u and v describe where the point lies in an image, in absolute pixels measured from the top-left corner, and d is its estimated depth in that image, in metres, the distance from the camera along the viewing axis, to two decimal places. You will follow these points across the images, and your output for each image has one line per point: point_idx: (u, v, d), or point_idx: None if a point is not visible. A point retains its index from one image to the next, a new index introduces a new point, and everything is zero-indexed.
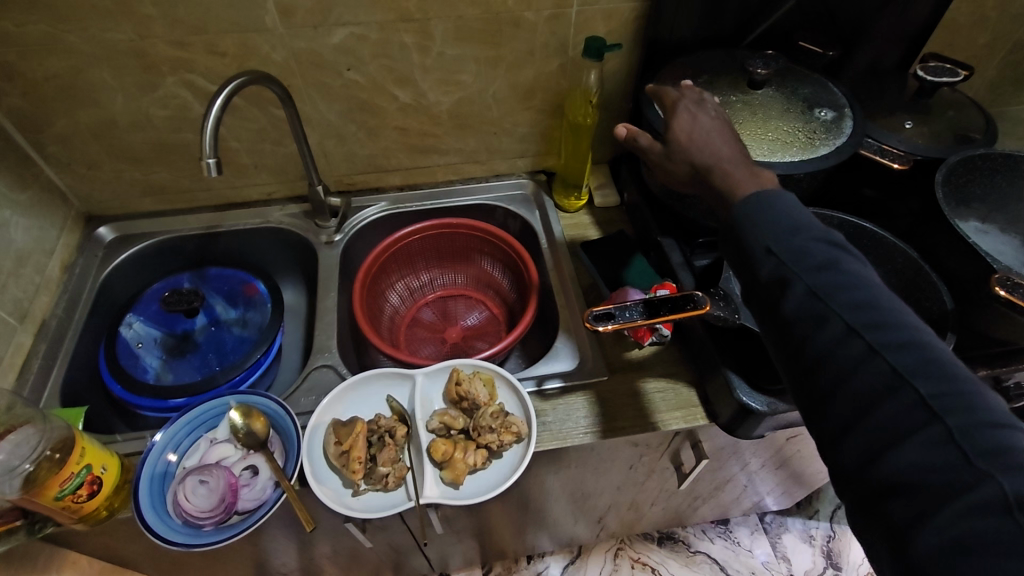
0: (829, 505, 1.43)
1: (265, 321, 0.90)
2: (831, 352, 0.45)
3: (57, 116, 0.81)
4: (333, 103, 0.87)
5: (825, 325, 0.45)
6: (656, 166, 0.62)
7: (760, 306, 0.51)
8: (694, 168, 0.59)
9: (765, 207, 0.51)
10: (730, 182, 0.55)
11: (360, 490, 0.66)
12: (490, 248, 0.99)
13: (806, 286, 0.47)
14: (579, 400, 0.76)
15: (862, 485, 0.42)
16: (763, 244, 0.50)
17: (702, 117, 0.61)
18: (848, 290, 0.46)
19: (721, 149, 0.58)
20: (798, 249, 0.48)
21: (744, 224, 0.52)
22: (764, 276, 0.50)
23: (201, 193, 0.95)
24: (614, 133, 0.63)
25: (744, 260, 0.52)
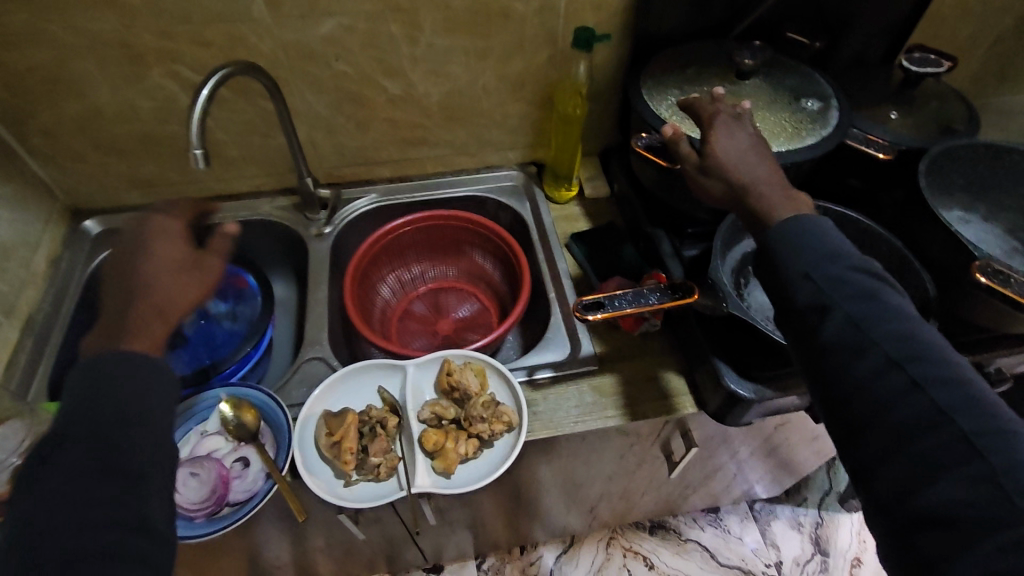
0: (817, 492, 1.45)
1: (254, 314, 0.90)
2: (871, 382, 0.46)
3: (41, 108, 0.80)
4: (322, 95, 0.87)
5: (865, 355, 0.47)
6: (690, 178, 0.63)
7: (793, 330, 0.53)
8: (729, 186, 0.60)
9: (804, 233, 0.54)
10: (767, 206, 0.57)
11: (351, 480, 0.65)
12: (481, 240, 0.99)
13: (846, 314, 0.49)
14: (570, 390, 0.77)
15: (900, 516, 0.43)
16: (802, 271, 0.52)
17: (739, 133, 0.63)
18: (887, 321, 0.48)
19: (757, 169, 0.60)
20: (836, 277, 0.50)
21: (782, 250, 0.54)
22: (801, 302, 0.51)
23: (188, 186, 0.94)
24: (664, 132, 0.65)
25: (781, 284, 0.53)
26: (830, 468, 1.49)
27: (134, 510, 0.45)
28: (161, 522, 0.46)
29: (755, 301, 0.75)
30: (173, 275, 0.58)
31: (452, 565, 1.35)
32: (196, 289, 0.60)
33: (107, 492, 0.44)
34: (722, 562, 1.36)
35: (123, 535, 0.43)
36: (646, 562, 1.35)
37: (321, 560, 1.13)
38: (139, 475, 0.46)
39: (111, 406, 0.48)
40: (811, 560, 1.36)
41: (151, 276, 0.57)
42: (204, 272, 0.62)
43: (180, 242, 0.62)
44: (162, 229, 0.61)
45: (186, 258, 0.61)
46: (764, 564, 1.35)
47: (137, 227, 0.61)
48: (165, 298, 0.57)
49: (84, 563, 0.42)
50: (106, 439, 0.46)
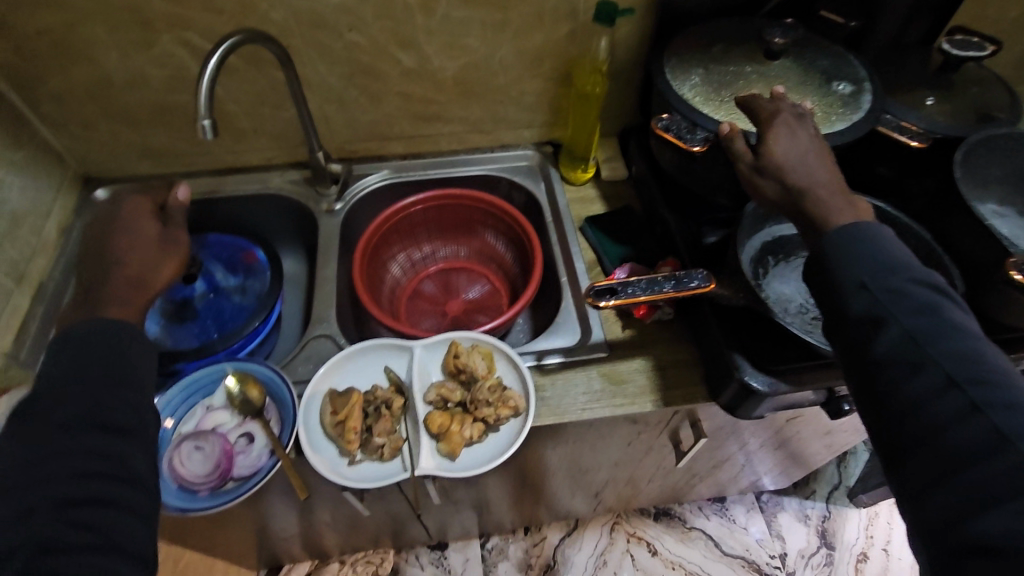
0: (825, 485, 1.44)
1: (264, 289, 0.90)
2: (928, 400, 0.46)
3: (51, 74, 0.79)
4: (334, 67, 0.85)
5: (922, 373, 0.46)
6: (742, 178, 0.60)
7: (843, 341, 0.52)
8: (786, 188, 0.58)
9: (864, 240, 0.53)
10: (825, 210, 0.55)
11: (355, 459, 0.64)
12: (494, 221, 0.97)
13: (902, 328, 0.48)
14: (578, 376, 0.75)
15: (948, 540, 0.42)
16: (857, 279, 0.51)
17: (798, 134, 0.61)
18: (947, 339, 0.47)
19: (816, 172, 0.58)
20: (896, 289, 0.49)
21: (836, 256, 0.53)
22: (855, 313, 0.51)
23: (199, 157, 0.93)
24: (720, 129, 0.63)
25: (832, 293, 0.53)
26: (840, 461, 1.47)
27: (126, 464, 0.47)
28: (150, 478, 0.48)
29: (773, 295, 0.71)
30: (145, 256, 0.59)
31: (456, 543, 1.36)
32: (168, 269, 0.60)
33: (102, 445, 0.46)
34: (727, 551, 1.35)
35: (116, 487, 0.46)
36: (649, 548, 1.36)
37: (326, 533, 1.15)
38: (130, 432, 0.48)
39: (102, 364, 0.49)
40: (816, 553, 1.35)
41: (124, 253, 0.58)
42: (176, 249, 0.62)
43: (149, 217, 0.62)
44: (134, 207, 0.62)
45: (158, 234, 0.61)
46: (769, 555, 1.35)
47: (110, 205, 0.62)
48: (141, 273, 0.57)
49: (75, 510, 0.43)
50: (96, 396, 0.48)
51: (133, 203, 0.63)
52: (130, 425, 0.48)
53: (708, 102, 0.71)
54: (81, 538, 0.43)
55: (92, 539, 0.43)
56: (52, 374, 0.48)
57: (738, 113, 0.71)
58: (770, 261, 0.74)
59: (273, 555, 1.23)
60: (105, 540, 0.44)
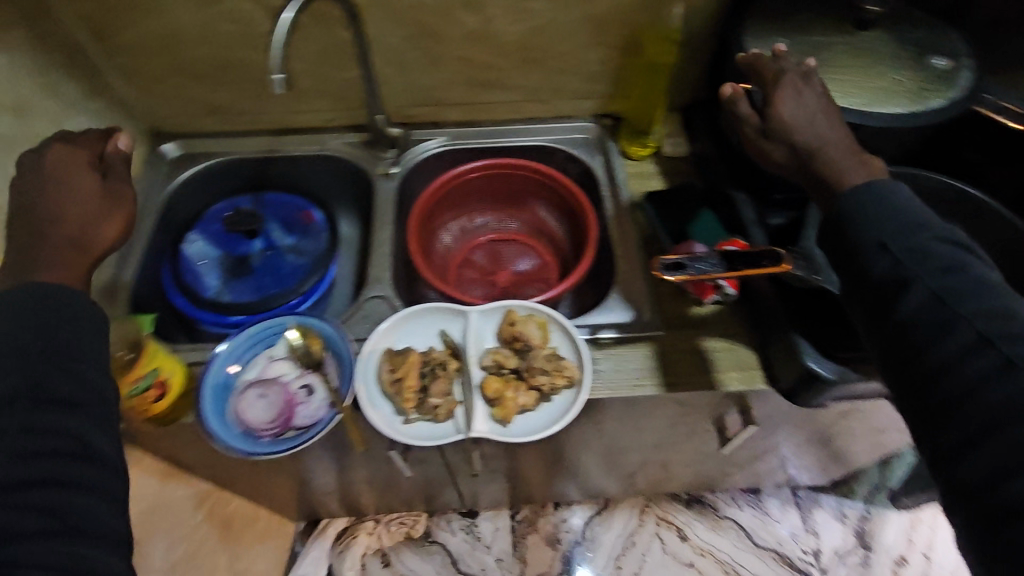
0: (866, 486, 1.40)
1: (320, 249, 0.91)
2: (959, 359, 0.44)
3: (126, 26, 0.81)
4: (397, 27, 0.84)
5: (953, 332, 0.45)
6: (749, 142, 0.62)
7: (865, 306, 0.51)
8: (793, 151, 0.58)
9: (884, 202, 0.52)
10: (836, 172, 0.56)
11: (410, 418, 0.65)
12: (548, 193, 0.96)
13: (929, 288, 0.47)
14: (630, 352, 0.74)
15: (988, 502, 0.41)
16: (877, 240, 0.50)
17: (805, 93, 0.60)
18: (976, 297, 0.46)
19: (826, 132, 0.58)
20: (921, 248, 0.48)
21: (854, 219, 0.52)
22: (876, 275, 0.50)
23: (261, 116, 0.95)
24: (720, 93, 0.63)
25: (853, 257, 0.52)
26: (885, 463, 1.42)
27: (77, 439, 0.46)
28: (105, 452, 0.47)
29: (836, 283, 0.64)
30: (87, 212, 0.58)
31: (487, 512, 1.38)
32: (115, 224, 0.60)
33: (45, 421, 0.45)
34: (758, 543, 1.34)
35: (65, 465, 0.45)
36: (678, 534, 1.35)
37: (363, 491, 1.18)
38: (79, 406, 0.47)
39: (36, 334, 0.48)
40: (852, 553, 1.32)
41: (60, 208, 0.57)
42: (121, 203, 0.61)
43: (86, 169, 0.61)
44: (62, 160, 0.60)
45: (98, 186, 0.60)
46: (802, 551, 1.32)
47: (34, 157, 0.60)
48: (80, 229, 0.57)
49: (25, 492, 0.43)
50: (34, 370, 0.46)
51: (60, 154, 0.61)
52: (75, 398, 0.47)
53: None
54: (35, 521, 0.42)
55: (50, 521, 0.43)
56: None
57: None
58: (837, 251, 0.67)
59: (312, 509, 1.27)
60: (61, 521, 0.43)
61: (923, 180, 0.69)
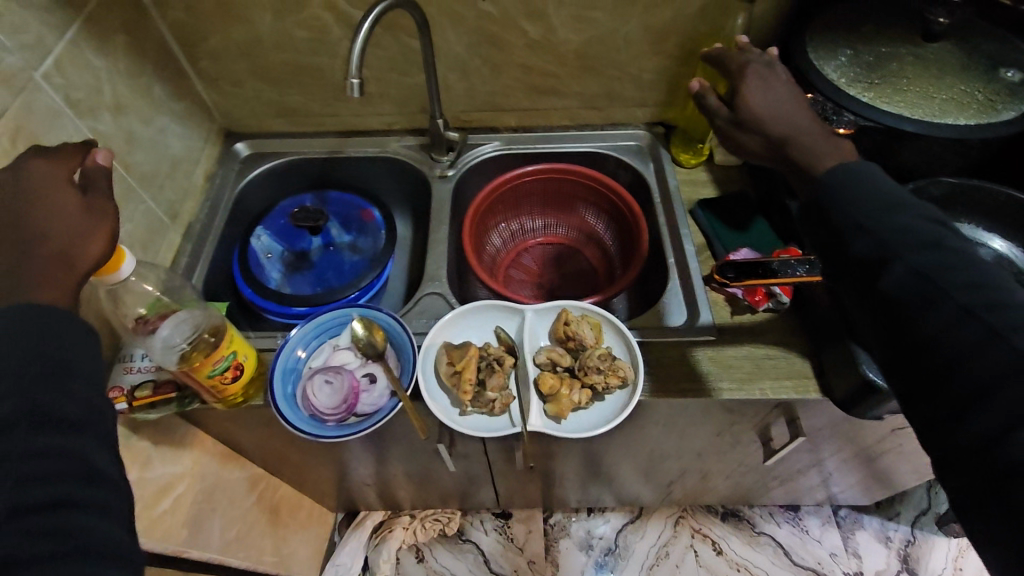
0: (912, 509, 1.36)
1: (377, 246, 0.95)
2: (945, 333, 0.42)
3: (212, 31, 0.86)
4: (463, 35, 0.87)
5: (936, 307, 0.43)
6: (726, 135, 0.59)
7: (850, 285, 0.48)
8: (769, 139, 0.56)
9: (857, 178, 0.49)
10: (811, 156, 0.52)
11: (466, 410, 0.68)
12: (599, 199, 0.97)
13: (910, 265, 0.44)
14: (682, 356, 0.75)
15: (981, 469, 0.40)
16: (856, 220, 0.47)
17: (772, 82, 0.58)
18: (956, 270, 0.43)
19: (798, 118, 0.56)
20: (900, 225, 0.46)
21: (832, 199, 0.49)
22: (857, 254, 0.47)
23: (328, 119, 0.99)
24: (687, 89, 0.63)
25: (833, 237, 0.49)
26: (932, 487, 1.38)
27: (80, 461, 0.40)
28: (109, 472, 0.42)
29: None
30: (66, 230, 0.48)
31: (520, 513, 1.39)
32: (100, 242, 0.50)
33: (45, 443, 0.39)
34: (796, 561, 1.31)
35: (75, 488, 0.39)
36: (714, 547, 1.33)
37: (403, 485, 1.21)
38: (77, 427, 0.41)
39: (22, 348, 0.41)
40: None
41: (32, 229, 0.47)
42: (104, 218, 0.51)
43: (65, 186, 0.51)
44: (37, 175, 0.51)
45: (78, 205, 0.50)
46: (842, 572, 1.29)
47: (5, 175, 0.50)
48: (61, 250, 0.48)
49: (30, 520, 0.37)
50: (25, 391, 0.40)
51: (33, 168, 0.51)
52: (75, 417, 0.41)
53: (849, 84, 0.68)
54: (47, 549, 0.37)
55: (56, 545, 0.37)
56: None
57: (857, 88, 0.68)
58: None
59: (352, 500, 1.31)
60: (73, 545, 0.38)
61: (988, 194, 0.68)
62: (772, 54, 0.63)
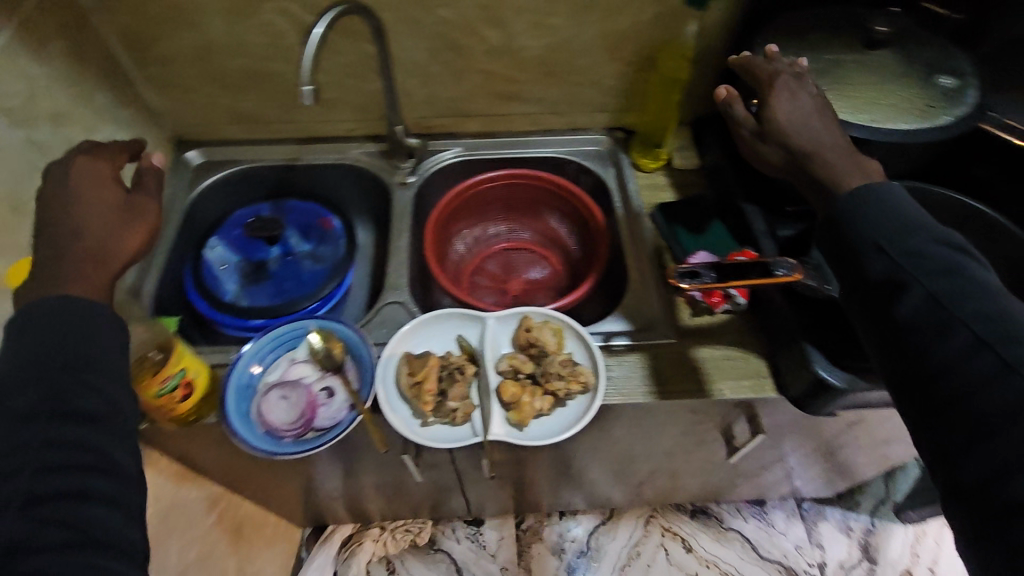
0: (871, 498, 1.40)
1: (337, 255, 0.93)
2: (957, 362, 0.46)
3: (160, 37, 0.83)
4: (421, 41, 0.86)
5: (949, 334, 0.46)
6: (747, 144, 0.63)
7: (864, 305, 0.52)
8: (790, 153, 0.60)
9: (879, 203, 0.53)
10: (832, 173, 0.57)
11: (428, 421, 0.66)
12: (561, 204, 0.98)
13: (927, 290, 0.48)
14: (644, 359, 0.76)
15: (985, 502, 0.43)
16: (875, 242, 0.51)
17: (798, 96, 0.62)
18: (973, 298, 0.47)
19: (823, 135, 0.60)
20: (917, 250, 0.49)
21: (850, 220, 0.53)
22: (875, 276, 0.51)
23: (285, 125, 0.97)
24: (714, 95, 0.66)
25: (852, 257, 0.53)
26: (890, 476, 1.43)
27: (98, 453, 0.47)
28: (121, 463, 0.48)
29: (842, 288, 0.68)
30: (110, 222, 0.57)
31: (492, 520, 1.38)
32: (139, 233, 0.58)
33: (71, 434, 0.46)
34: (763, 554, 1.34)
35: (88, 478, 0.45)
36: (684, 544, 1.35)
37: (372, 497, 1.18)
38: (97, 419, 0.48)
39: (64, 345, 0.48)
40: (857, 566, 1.32)
41: (83, 221, 0.56)
42: (143, 214, 0.59)
43: (111, 183, 0.60)
44: (91, 173, 0.59)
45: (121, 202, 0.59)
46: (807, 563, 1.32)
47: (58, 171, 0.59)
48: (105, 241, 0.55)
49: (43, 508, 0.43)
50: (59, 384, 0.47)
51: (86, 167, 0.59)
52: (100, 412, 0.48)
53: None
54: (56, 536, 0.43)
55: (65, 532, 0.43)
56: (17, 359, 0.47)
57: None
58: None
59: (319, 514, 1.28)
60: (85, 535, 0.44)
61: (927, 197, 0.72)
62: (801, 64, 0.66)
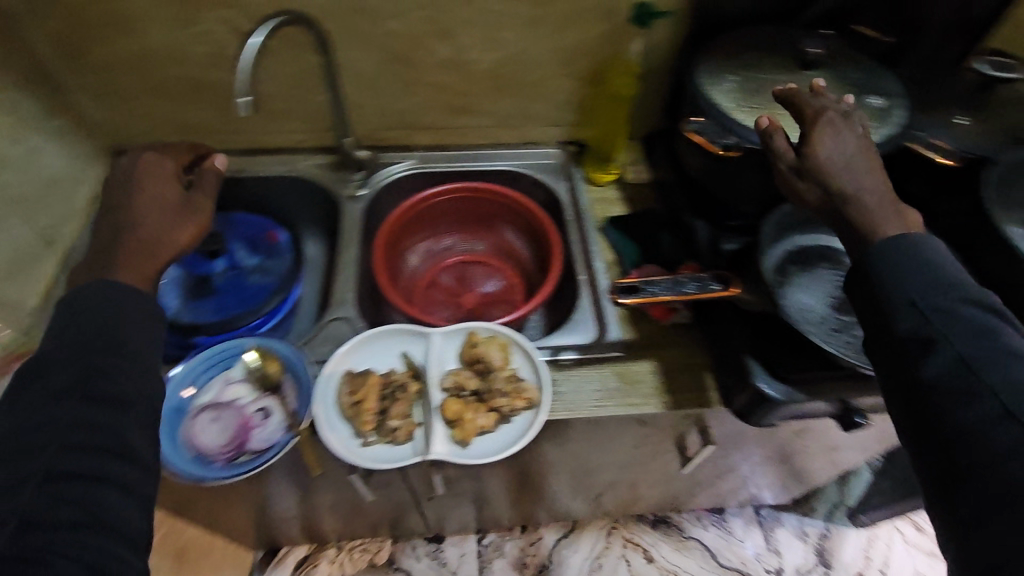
0: (826, 504, 1.43)
1: (285, 269, 0.90)
2: (979, 431, 0.44)
3: (93, 44, 0.80)
4: (369, 53, 0.85)
5: (974, 401, 0.44)
6: (783, 180, 0.59)
7: (886, 359, 0.51)
8: (828, 193, 0.56)
9: (915, 256, 0.51)
10: (871, 221, 0.54)
11: (368, 441, 0.65)
12: (515, 218, 0.97)
13: (955, 352, 0.46)
14: (592, 373, 0.76)
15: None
16: (905, 297, 0.50)
17: (845, 135, 0.58)
18: (1006, 366, 0.45)
19: (864, 178, 0.56)
20: (949, 310, 0.48)
21: (882, 272, 0.52)
22: (901, 331, 0.50)
23: (231, 136, 0.94)
24: (754, 122, 0.61)
25: (880, 310, 0.52)
26: None
27: (119, 440, 0.45)
28: (143, 451, 0.47)
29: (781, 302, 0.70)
30: (164, 215, 0.58)
31: (453, 536, 1.36)
32: (191, 228, 0.59)
33: (99, 417, 0.45)
34: (722, 563, 1.35)
35: (108, 462, 0.44)
36: (645, 555, 1.35)
37: (326, 517, 1.15)
38: (127, 405, 0.47)
39: (100, 329, 0.48)
40: (812, 571, 1.35)
41: (142, 212, 0.57)
42: (196, 210, 0.60)
43: (172, 179, 0.61)
44: (154, 167, 0.61)
45: (179, 196, 0.60)
46: (764, 570, 1.34)
47: (126, 165, 0.61)
48: (159, 232, 0.56)
49: (55, 486, 0.42)
50: (97, 365, 0.47)
51: (149, 161, 0.61)
52: (129, 397, 0.47)
53: (788, 116, 0.71)
54: (68, 515, 0.42)
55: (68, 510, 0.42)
56: (63, 337, 0.48)
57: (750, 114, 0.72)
58: (791, 271, 0.74)
59: (271, 536, 1.23)
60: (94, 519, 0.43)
61: None
62: (848, 103, 0.62)
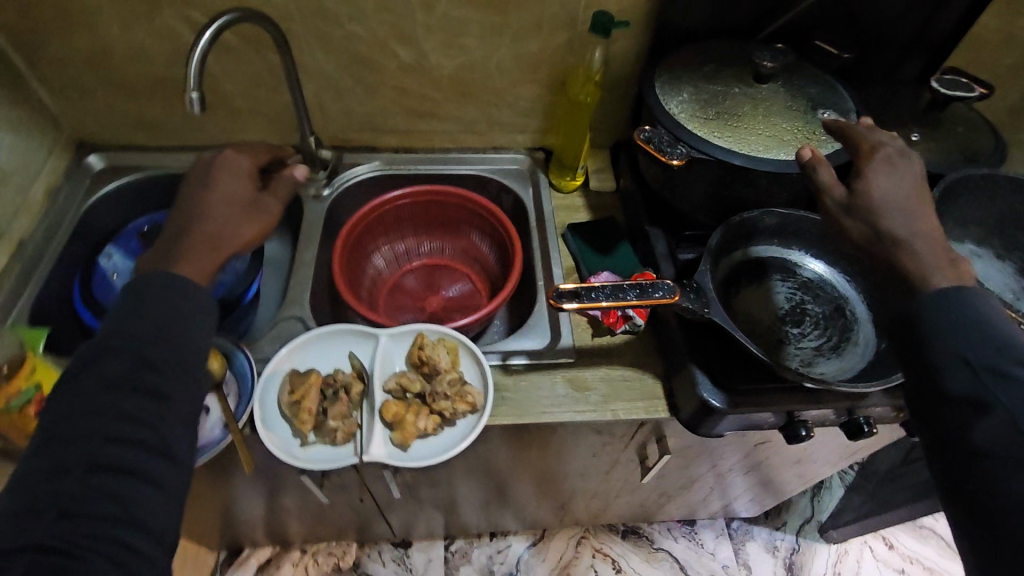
0: (797, 517, 1.43)
1: (244, 268, 0.86)
2: None
3: (51, 38, 0.80)
4: (330, 55, 0.86)
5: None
6: (829, 216, 0.58)
7: (926, 416, 0.47)
8: (874, 230, 0.55)
9: (966, 308, 0.47)
10: (919, 262, 0.51)
11: (307, 441, 0.65)
12: (480, 222, 0.97)
13: (1010, 416, 0.43)
14: (541, 379, 0.75)
15: None
16: (957, 354, 0.46)
17: (896, 176, 0.57)
18: None
19: (916, 221, 0.54)
20: (1004, 370, 0.44)
21: (927, 324, 0.48)
22: (953, 391, 0.45)
23: (195, 134, 0.95)
24: (798, 153, 0.61)
25: (925, 366, 0.48)
26: (815, 494, 1.46)
27: (157, 434, 0.45)
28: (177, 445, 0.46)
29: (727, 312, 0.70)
30: (231, 213, 0.57)
31: (420, 542, 1.35)
32: (251, 230, 0.57)
33: (136, 407, 0.44)
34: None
35: (141, 456, 0.44)
36: (614, 566, 1.34)
37: (289, 520, 1.14)
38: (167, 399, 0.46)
39: (153, 324, 0.47)
40: None
41: (210, 206, 0.56)
42: (262, 213, 0.59)
43: (247, 178, 0.60)
44: (231, 163, 0.60)
45: (249, 196, 0.59)
46: None
47: (207, 158, 0.60)
48: (220, 229, 0.55)
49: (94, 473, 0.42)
50: (149, 360, 0.46)
51: (231, 159, 0.60)
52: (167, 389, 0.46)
53: (827, 139, 0.71)
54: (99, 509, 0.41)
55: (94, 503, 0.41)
56: (116, 326, 0.47)
57: (705, 126, 0.72)
58: (743, 281, 0.75)
59: (235, 538, 1.22)
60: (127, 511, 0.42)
61: (808, 224, 0.75)
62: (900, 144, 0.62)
